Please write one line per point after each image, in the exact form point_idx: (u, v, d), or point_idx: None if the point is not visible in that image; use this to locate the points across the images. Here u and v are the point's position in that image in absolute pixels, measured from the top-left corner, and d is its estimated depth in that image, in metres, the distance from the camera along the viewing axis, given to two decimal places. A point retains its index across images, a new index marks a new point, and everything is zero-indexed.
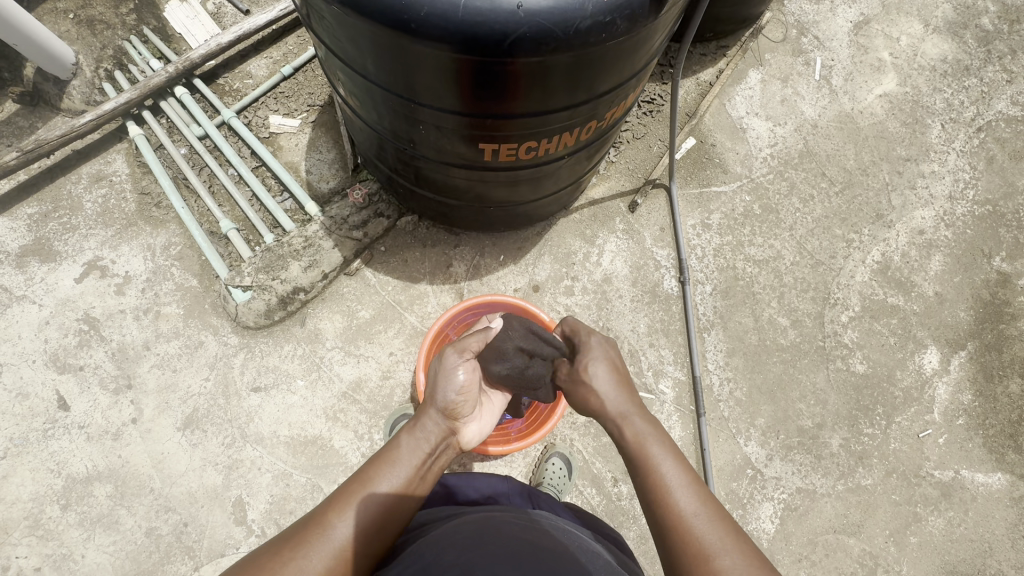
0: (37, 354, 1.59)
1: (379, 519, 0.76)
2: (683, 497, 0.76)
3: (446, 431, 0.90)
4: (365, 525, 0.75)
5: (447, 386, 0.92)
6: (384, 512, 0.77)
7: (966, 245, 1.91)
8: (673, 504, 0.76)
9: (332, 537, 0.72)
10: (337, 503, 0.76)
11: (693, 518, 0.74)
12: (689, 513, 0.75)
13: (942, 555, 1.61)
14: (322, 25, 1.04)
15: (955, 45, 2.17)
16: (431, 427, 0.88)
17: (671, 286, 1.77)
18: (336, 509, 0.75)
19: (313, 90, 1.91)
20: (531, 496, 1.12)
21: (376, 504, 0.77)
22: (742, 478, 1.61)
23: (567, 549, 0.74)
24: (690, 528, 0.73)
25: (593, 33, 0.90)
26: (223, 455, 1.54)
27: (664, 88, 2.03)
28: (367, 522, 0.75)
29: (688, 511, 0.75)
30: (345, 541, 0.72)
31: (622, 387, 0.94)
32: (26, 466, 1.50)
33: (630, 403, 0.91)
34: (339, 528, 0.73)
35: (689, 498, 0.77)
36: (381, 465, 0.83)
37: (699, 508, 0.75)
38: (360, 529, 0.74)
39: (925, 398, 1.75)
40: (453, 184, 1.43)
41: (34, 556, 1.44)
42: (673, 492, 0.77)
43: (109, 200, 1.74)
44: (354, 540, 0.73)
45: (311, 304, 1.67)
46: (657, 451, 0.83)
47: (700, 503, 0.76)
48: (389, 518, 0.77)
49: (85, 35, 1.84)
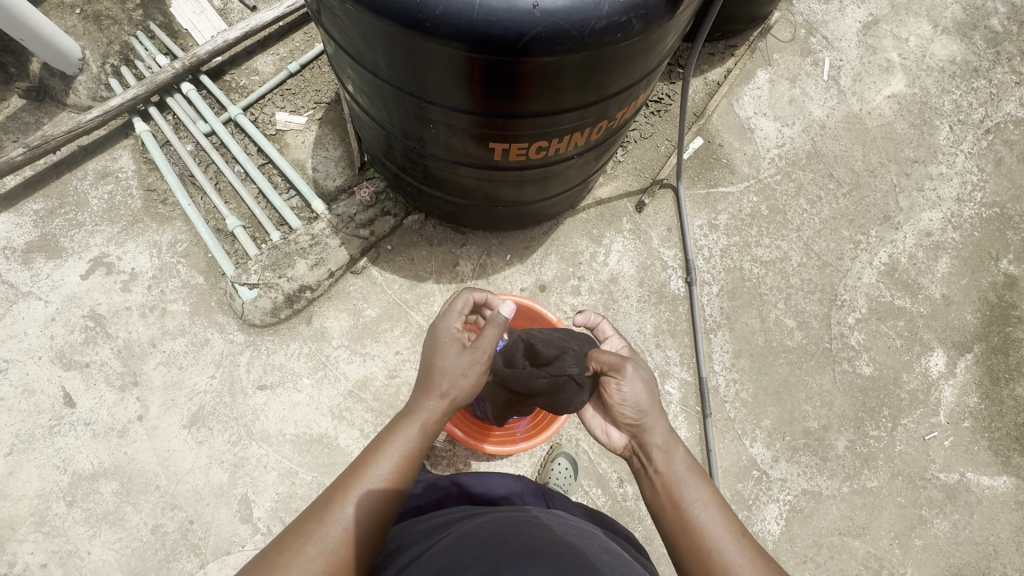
0: (43, 351, 1.59)
1: (376, 514, 0.78)
2: (716, 529, 0.82)
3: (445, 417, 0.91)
4: (370, 513, 0.78)
5: (453, 379, 0.90)
6: (375, 516, 0.78)
7: (973, 248, 1.90)
8: (706, 534, 0.81)
9: (340, 518, 0.75)
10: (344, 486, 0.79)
11: (725, 542, 0.80)
12: (721, 543, 0.80)
13: (947, 558, 1.61)
14: (333, 22, 1.04)
15: (963, 46, 2.17)
16: (434, 417, 0.88)
17: (677, 287, 1.76)
18: (344, 492, 0.78)
19: (320, 87, 1.90)
20: (545, 495, 1.11)
21: (376, 497, 0.79)
22: (748, 479, 1.61)
23: (584, 549, 0.74)
24: (723, 558, 0.79)
25: (608, 33, 0.89)
26: (229, 452, 1.54)
27: (672, 87, 2.02)
28: (367, 517, 0.77)
29: (722, 539, 0.81)
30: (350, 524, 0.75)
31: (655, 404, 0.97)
32: (32, 462, 1.50)
33: (661, 424, 0.95)
34: (338, 522, 0.75)
35: (722, 523, 0.82)
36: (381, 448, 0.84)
37: (731, 539, 0.81)
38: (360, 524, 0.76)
39: (931, 401, 1.74)
40: (461, 183, 1.42)
41: (40, 552, 1.44)
42: (705, 522, 0.83)
43: (116, 196, 1.73)
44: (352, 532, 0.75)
45: (317, 302, 1.67)
46: (686, 477, 0.88)
47: (732, 535, 0.81)
48: (388, 507, 0.80)
49: (91, 30, 1.83)
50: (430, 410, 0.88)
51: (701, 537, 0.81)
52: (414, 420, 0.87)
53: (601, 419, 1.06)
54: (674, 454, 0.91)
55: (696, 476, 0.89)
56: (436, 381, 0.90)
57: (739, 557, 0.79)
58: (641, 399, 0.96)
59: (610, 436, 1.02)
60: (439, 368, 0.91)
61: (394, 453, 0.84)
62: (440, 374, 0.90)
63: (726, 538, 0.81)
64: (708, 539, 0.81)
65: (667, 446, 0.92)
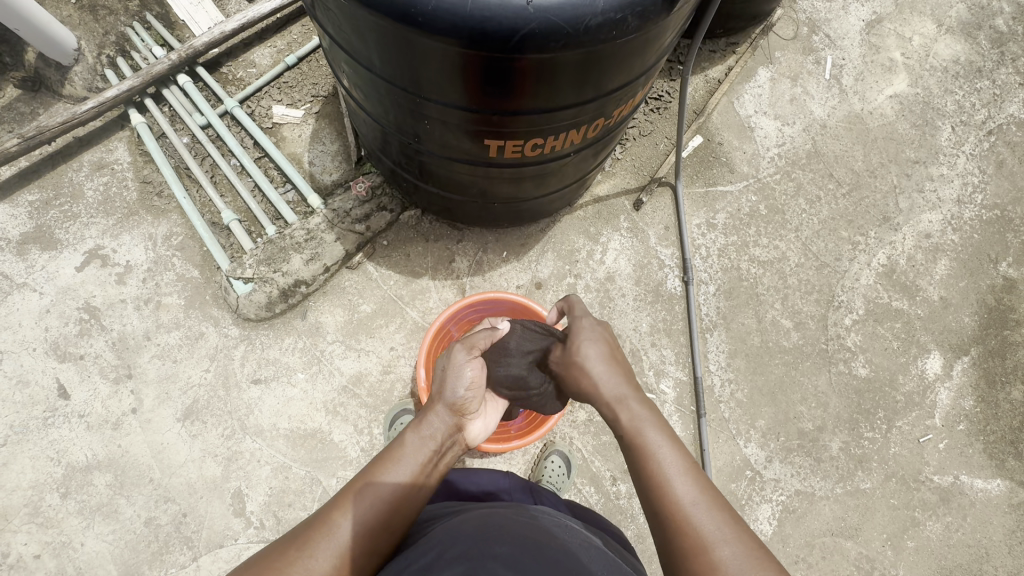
0: (38, 343, 1.59)
1: (376, 524, 0.75)
2: (680, 486, 0.73)
3: (453, 426, 0.91)
4: (372, 523, 0.74)
5: (454, 383, 0.93)
6: (371, 527, 0.74)
7: (973, 250, 1.89)
8: (669, 493, 0.73)
9: (338, 534, 0.72)
10: (343, 498, 0.76)
11: (691, 504, 0.71)
12: (685, 502, 0.72)
13: (939, 559, 1.61)
14: (326, 16, 1.03)
15: (968, 46, 2.15)
16: (439, 424, 0.88)
17: (674, 286, 1.75)
18: (343, 503, 0.75)
19: (317, 80, 1.89)
20: (534, 492, 1.12)
21: (379, 501, 0.76)
22: (741, 479, 1.61)
23: (568, 547, 0.72)
24: (687, 518, 0.70)
25: (603, 31, 0.88)
26: (223, 446, 1.54)
27: (672, 85, 2.00)
28: (371, 520, 0.74)
29: (686, 498, 0.72)
30: (348, 539, 0.72)
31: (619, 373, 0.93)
32: (27, 454, 1.51)
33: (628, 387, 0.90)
34: (342, 527, 0.73)
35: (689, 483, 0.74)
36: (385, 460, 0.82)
37: (698, 497, 0.72)
38: (365, 529, 0.74)
39: (926, 403, 1.74)
40: (457, 180, 1.42)
41: (34, 543, 1.45)
42: (669, 479, 0.75)
43: (111, 188, 1.73)
44: (356, 536, 0.73)
45: (312, 297, 1.66)
46: (655, 435, 0.81)
47: (701, 492, 0.73)
48: (396, 512, 0.77)
49: (87, 20, 1.81)
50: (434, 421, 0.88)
51: (663, 497, 0.73)
52: (419, 430, 0.86)
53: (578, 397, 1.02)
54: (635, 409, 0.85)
55: (660, 432, 0.81)
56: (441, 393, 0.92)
57: (704, 516, 0.70)
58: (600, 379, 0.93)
59: None
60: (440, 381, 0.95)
61: (406, 463, 0.82)
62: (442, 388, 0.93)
63: (691, 498, 0.72)
64: (670, 497, 0.73)
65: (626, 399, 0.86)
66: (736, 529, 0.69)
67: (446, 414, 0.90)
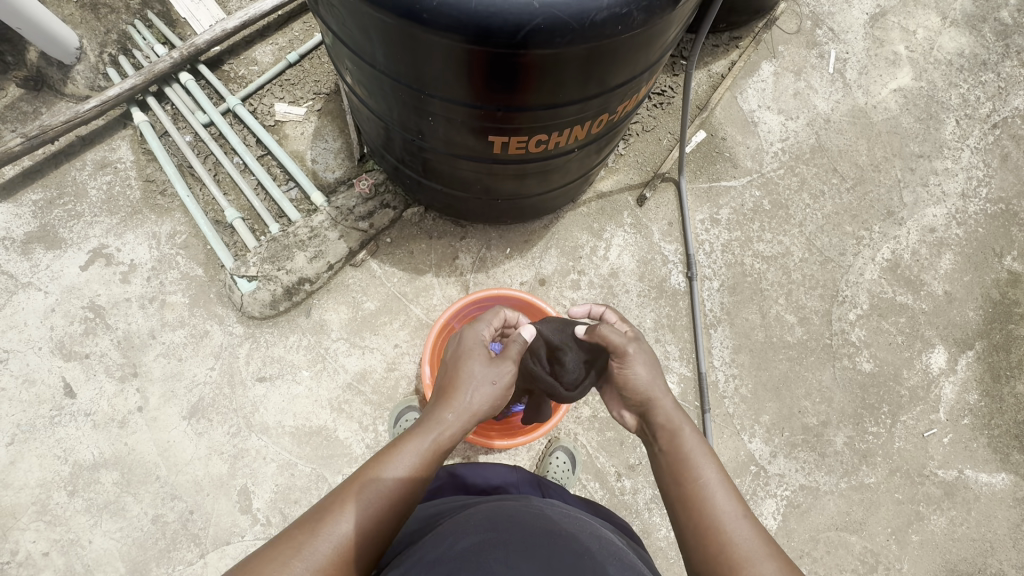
0: (43, 342, 1.59)
1: (378, 523, 0.75)
2: (721, 502, 0.82)
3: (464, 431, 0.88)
4: (372, 522, 0.74)
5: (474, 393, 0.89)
6: (370, 526, 0.74)
7: (977, 244, 1.89)
8: (711, 510, 0.81)
9: (337, 531, 0.72)
10: (348, 493, 0.76)
11: (731, 520, 0.80)
12: (727, 518, 0.80)
13: (943, 553, 1.61)
14: (330, 12, 1.02)
15: (972, 39, 2.14)
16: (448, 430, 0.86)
17: (678, 281, 1.75)
18: (346, 500, 0.75)
19: (319, 77, 1.89)
20: (541, 486, 1.13)
21: (381, 497, 0.76)
22: (746, 475, 1.61)
23: (576, 535, 0.73)
24: (728, 532, 0.78)
25: (609, 25, 0.88)
26: (228, 444, 1.54)
27: (675, 80, 2.00)
28: (377, 517, 0.75)
29: (727, 514, 0.80)
30: (346, 536, 0.72)
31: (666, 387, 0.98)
32: (33, 452, 1.51)
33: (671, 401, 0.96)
34: (339, 527, 0.72)
35: (729, 501, 0.82)
36: (393, 452, 0.82)
37: (737, 513, 0.80)
38: (363, 527, 0.74)
39: (931, 397, 1.74)
40: (460, 176, 1.42)
41: (42, 541, 1.45)
42: (711, 495, 0.83)
43: (114, 187, 1.73)
44: (358, 535, 0.73)
45: (316, 295, 1.67)
46: (695, 452, 0.88)
47: (739, 509, 0.81)
48: (396, 512, 0.77)
49: (88, 19, 1.81)
50: (454, 414, 0.86)
51: (705, 513, 0.81)
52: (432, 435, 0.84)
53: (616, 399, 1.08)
54: (683, 425, 0.93)
55: (705, 453, 0.88)
56: (460, 396, 0.88)
57: (743, 531, 0.78)
58: (646, 381, 0.98)
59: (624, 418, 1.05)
60: (463, 380, 0.90)
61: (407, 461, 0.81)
62: (465, 388, 0.89)
63: (732, 514, 0.80)
64: (712, 513, 0.81)
65: (675, 419, 0.93)
66: (771, 544, 0.77)
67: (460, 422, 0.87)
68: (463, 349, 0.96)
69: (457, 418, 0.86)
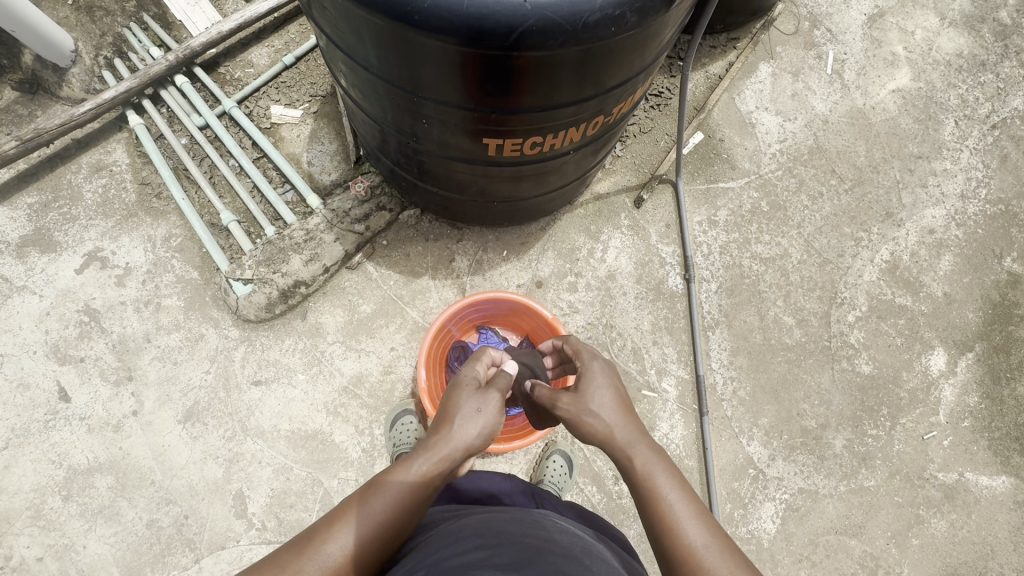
0: (38, 346, 1.59)
1: (370, 547, 0.72)
2: (691, 530, 0.71)
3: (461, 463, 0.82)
4: (365, 546, 0.71)
5: (470, 424, 0.82)
6: (362, 551, 0.71)
7: (976, 245, 1.88)
8: (682, 542, 0.70)
9: (327, 552, 0.69)
10: (342, 515, 0.73)
11: (705, 548, 0.69)
12: (700, 549, 0.69)
13: (944, 557, 1.60)
14: (323, 15, 1.02)
15: (971, 40, 2.13)
16: (446, 460, 0.79)
17: (675, 283, 1.74)
18: (340, 521, 0.72)
19: (315, 79, 1.89)
20: (534, 495, 1.13)
21: (374, 520, 0.73)
22: (744, 478, 1.60)
23: (569, 550, 0.72)
24: (703, 566, 0.68)
25: (602, 27, 0.87)
26: (223, 448, 1.53)
27: (673, 81, 1.99)
28: (366, 540, 0.71)
29: (698, 541, 0.70)
30: (337, 559, 0.69)
31: (620, 409, 0.84)
32: (28, 456, 1.51)
33: (628, 426, 0.82)
34: (331, 551, 0.69)
35: (701, 527, 0.71)
36: (387, 477, 0.78)
37: (710, 540, 0.70)
38: (355, 551, 0.70)
39: (930, 400, 1.73)
40: (456, 178, 1.41)
41: (36, 546, 1.45)
42: (680, 524, 0.72)
43: (110, 189, 1.72)
44: (351, 557, 0.70)
45: (312, 298, 1.66)
46: (657, 474, 0.76)
47: (710, 534, 0.71)
48: (390, 535, 0.74)
49: (84, 22, 1.81)
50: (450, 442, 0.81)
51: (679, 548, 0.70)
52: (425, 461, 0.79)
53: None
54: (639, 447, 0.79)
55: (671, 477, 0.76)
56: (451, 425, 0.82)
57: (718, 561, 0.68)
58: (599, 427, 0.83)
59: None
60: (457, 412, 0.84)
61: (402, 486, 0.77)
62: (458, 417, 0.83)
63: (703, 542, 0.70)
64: (681, 542, 0.70)
65: (628, 441, 0.80)
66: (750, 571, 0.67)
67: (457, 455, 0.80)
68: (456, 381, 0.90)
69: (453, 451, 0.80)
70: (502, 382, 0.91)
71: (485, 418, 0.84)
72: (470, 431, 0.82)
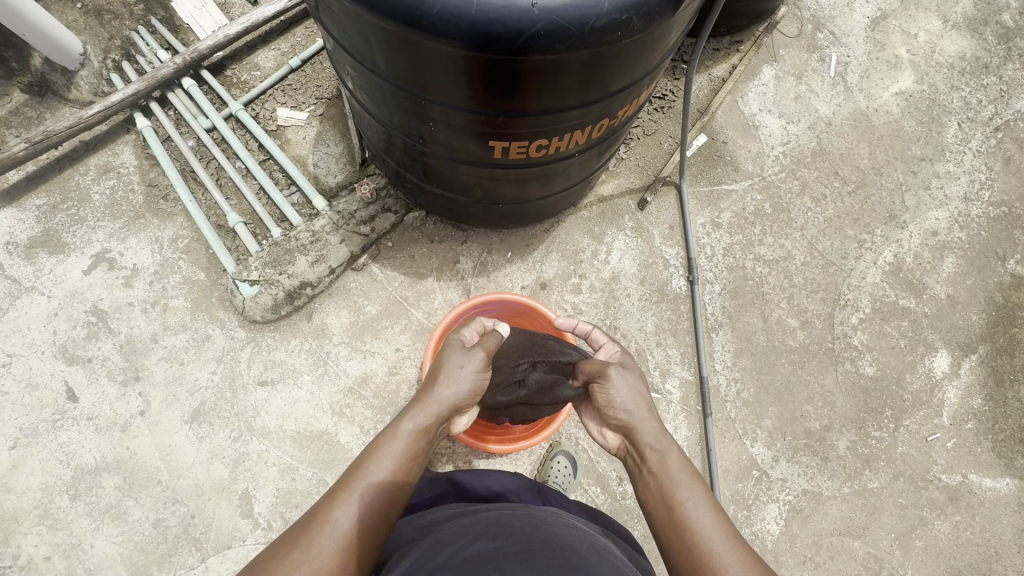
0: (46, 346, 1.60)
1: (376, 514, 0.75)
2: (706, 523, 0.76)
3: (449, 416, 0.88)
4: (371, 512, 0.75)
5: (457, 379, 0.89)
6: (370, 518, 0.75)
7: (980, 247, 1.88)
8: (697, 533, 0.76)
9: (337, 524, 0.72)
10: (342, 490, 0.76)
11: (716, 540, 0.74)
12: (714, 541, 0.74)
13: (948, 559, 1.60)
14: (331, 18, 1.02)
15: (974, 42, 2.13)
16: (435, 415, 0.86)
17: (679, 285, 1.75)
18: (341, 496, 0.75)
19: (321, 82, 1.90)
20: (541, 492, 1.13)
21: (376, 490, 0.77)
22: (748, 479, 1.61)
23: (575, 547, 0.72)
24: (715, 556, 0.73)
25: (608, 31, 0.88)
26: (229, 448, 1.54)
27: (676, 83, 2.00)
28: (372, 508, 0.75)
29: (712, 534, 0.75)
30: (348, 529, 0.72)
31: (647, 403, 0.93)
32: (36, 456, 1.52)
33: (652, 421, 0.90)
34: (340, 521, 0.72)
35: (715, 523, 0.76)
36: (379, 447, 0.81)
37: (721, 532, 0.75)
38: (362, 520, 0.74)
39: (934, 401, 1.73)
40: (462, 181, 1.42)
41: (44, 545, 1.46)
42: (695, 518, 0.77)
43: (117, 191, 1.74)
44: (358, 526, 0.73)
45: (318, 299, 1.67)
46: (677, 471, 0.83)
47: (722, 527, 0.76)
48: (393, 501, 0.78)
49: (92, 25, 1.82)
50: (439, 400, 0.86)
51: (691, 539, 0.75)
52: (415, 419, 0.84)
53: (596, 421, 1.03)
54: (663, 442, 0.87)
55: (690, 476, 0.83)
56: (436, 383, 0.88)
57: (730, 553, 0.73)
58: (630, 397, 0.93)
59: (606, 438, 0.99)
60: (439, 371, 0.90)
61: (395, 452, 0.81)
62: (440, 376, 0.89)
63: (716, 533, 0.75)
64: (696, 533, 0.76)
65: (654, 435, 0.88)
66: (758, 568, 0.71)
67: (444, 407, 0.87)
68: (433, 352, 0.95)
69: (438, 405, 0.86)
70: (490, 342, 0.98)
71: (468, 374, 0.90)
72: (455, 387, 0.89)
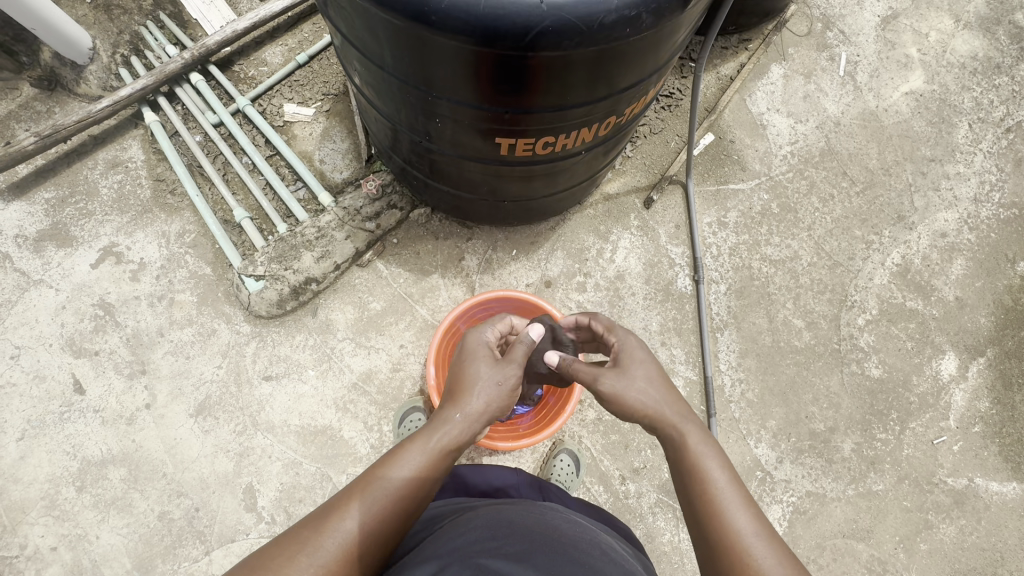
0: (54, 339, 1.61)
1: (383, 521, 0.74)
2: (738, 517, 0.74)
3: (474, 432, 0.88)
4: (378, 519, 0.73)
5: (482, 391, 0.89)
6: (378, 525, 0.73)
7: (990, 249, 1.86)
8: (729, 527, 0.74)
9: (341, 528, 0.71)
10: (354, 493, 0.75)
11: (748, 535, 0.72)
12: (745, 535, 0.72)
13: (952, 562, 1.59)
14: (339, 13, 1.02)
15: (986, 42, 2.11)
16: (458, 426, 0.85)
17: (684, 285, 1.75)
18: (351, 500, 0.74)
19: (327, 78, 1.90)
20: (542, 489, 1.13)
21: (392, 494, 0.76)
22: (752, 480, 1.60)
23: (576, 540, 0.73)
24: (744, 550, 0.71)
25: (618, 27, 0.88)
26: (234, 442, 1.55)
27: (684, 82, 1.99)
28: (377, 515, 0.73)
29: (745, 529, 0.73)
30: (351, 535, 0.71)
31: (667, 393, 0.90)
32: (44, 448, 1.53)
33: (677, 409, 0.89)
34: (345, 525, 0.71)
35: (748, 518, 0.74)
36: (401, 452, 0.81)
37: (756, 529, 0.73)
38: (367, 527, 0.72)
39: (941, 404, 1.72)
40: (467, 178, 1.42)
41: (51, 535, 1.47)
42: (727, 511, 0.75)
43: (125, 185, 1.75)
44: (361, 534, 0.72)
45: (323, 295, 1.67)
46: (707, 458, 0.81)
47: (755, 522, 0.74)
48: (406, 509, 0.77)
49: (102, 20, 1.83)
50: (462, 412, 0.86)
51: (721, 526, 0.74)
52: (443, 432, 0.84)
53: None
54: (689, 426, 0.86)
55: (718, 459, 0.81)
56: (468, 394, 0.88)
57: (764, 550, 0.71)
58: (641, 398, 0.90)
59: None
60: (470, 383, 0.90)
61: (413, 459, 0.80)
62: (472, 389, 0.89)
63: (748, 528, 0.73)
64: (727, 526, 0.74)
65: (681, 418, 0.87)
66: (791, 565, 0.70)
67: (472, 417, 0.87)
68: (452, 362, 0.97)
69: (463, 416, 0.86)
70: (520, 351, 0.98)
71: (491, 388, 0.90)
72: (485, 400, 0.89)
